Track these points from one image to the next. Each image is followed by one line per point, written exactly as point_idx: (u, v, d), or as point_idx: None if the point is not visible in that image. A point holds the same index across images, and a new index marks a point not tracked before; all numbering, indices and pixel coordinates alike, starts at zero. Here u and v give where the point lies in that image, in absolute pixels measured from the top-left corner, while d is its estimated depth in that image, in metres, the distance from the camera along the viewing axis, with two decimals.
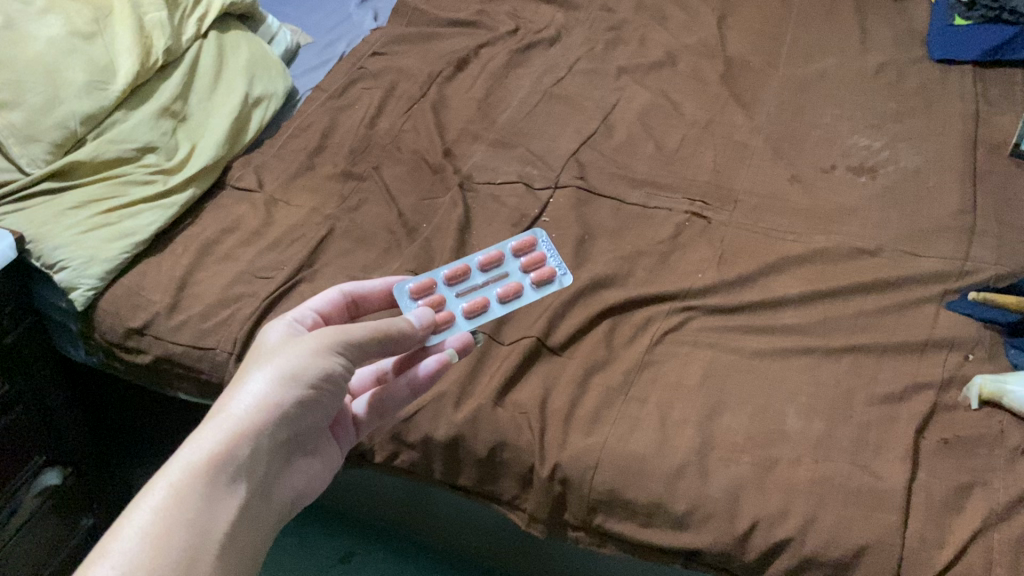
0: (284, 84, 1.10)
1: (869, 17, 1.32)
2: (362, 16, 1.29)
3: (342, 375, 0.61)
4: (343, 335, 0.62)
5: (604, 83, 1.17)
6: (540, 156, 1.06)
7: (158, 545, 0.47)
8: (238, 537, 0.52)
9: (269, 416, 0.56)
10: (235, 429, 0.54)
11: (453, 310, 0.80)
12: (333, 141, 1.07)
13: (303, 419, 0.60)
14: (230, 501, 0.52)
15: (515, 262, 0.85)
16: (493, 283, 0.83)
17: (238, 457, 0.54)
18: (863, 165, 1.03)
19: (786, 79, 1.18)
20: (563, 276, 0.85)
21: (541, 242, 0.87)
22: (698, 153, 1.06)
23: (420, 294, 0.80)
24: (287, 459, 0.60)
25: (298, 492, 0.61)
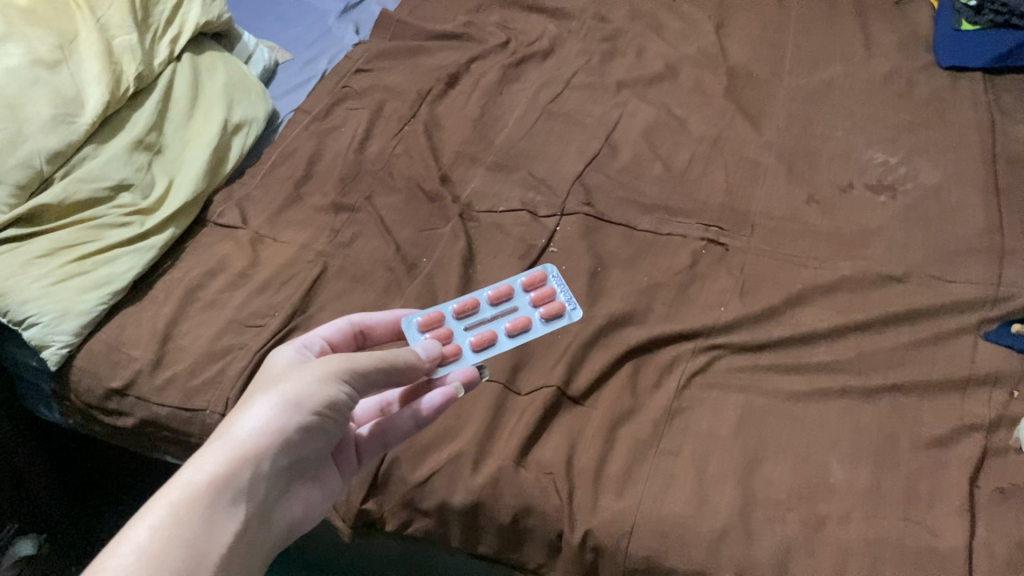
0: (265, 109, 1.03)
1: (871, 22, 1.27)
2: (343, 30, 1.21)
3: (347, 402, 0.60)
4: (351, 362, 0.61)
5: (603, 98, 1.11)
6: (543, 180, 1.00)
7: (153, 566, 0.47)
8: (234, 560, 0.52)
9: (273, 442, 0.55)
10: (237, 453, 0.54)
11: (461, 342, 0.77)
12: (320, 167, 1.00)
13: (308, 445, 0.59)
14: (228, 524, 0.52)
15: (524, 297, 0.83)
16: (502, 317, 0.80)
17: (239, 480, 0.53)
18: (882, 182, 0.99)
19: (794, 90, 1.13)
20: (572, 312, 0.82)
21: (551, 277, 0.85)
22: (709, 173, 1.00)
23: (429, 327, 0.78)
24: (291, 484, 0.59)
25: (302, 516, 0.60)
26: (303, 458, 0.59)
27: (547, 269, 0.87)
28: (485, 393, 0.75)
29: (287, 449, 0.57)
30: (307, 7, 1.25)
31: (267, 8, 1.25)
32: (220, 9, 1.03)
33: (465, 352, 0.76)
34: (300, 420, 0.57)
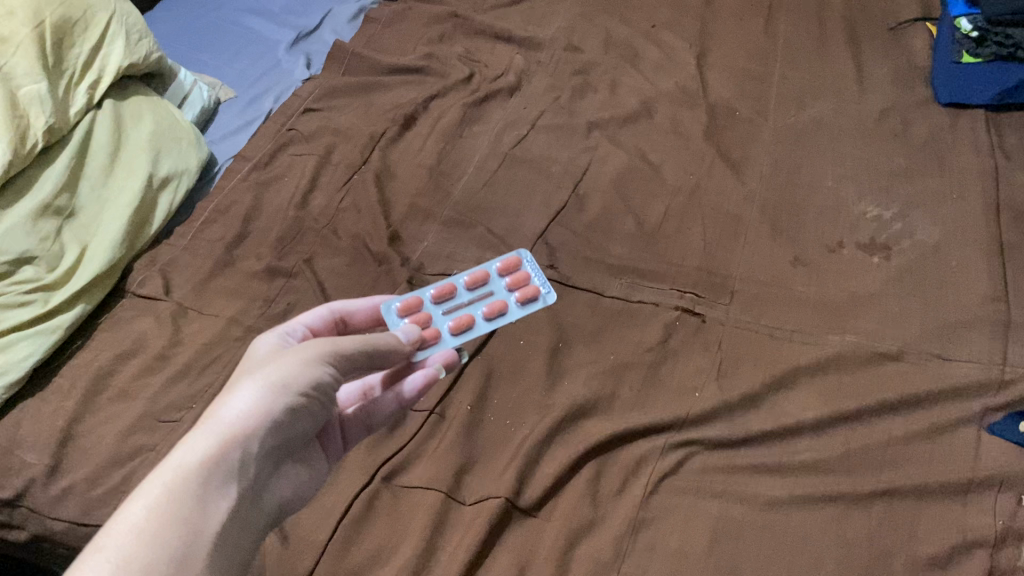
0: (198, 160, 0.93)
1: (863, 51, 1.18)
2: (293, 63, 1.12)
3: (330, 384, 0.57)
4: (332, 345, 0.58)
5: (572, 141, 1.02)
6: (503, 238, 0.91)
7: (153, 540, 0.43)
8: (234, 540, 0.48)
9: (263, 421, 0.52)
10: (229, 432, 0.50)
11: (440, 326, 0.75)
12: (257, 225, 0.91)
13: (296, 427, 0.55)
14: (224, 501, 0.48)
15: (500, 282, 0.80)
16: (479, 302, 0.78)
17: (232, 459, 0.50)
18: (875, 240, 0.90)
19: (779, 130, 1.03)
20: (548, 296, 0.79)
21: (526, 262, 0.81)
22: (686, 229, 0.91)
23: (407, 311, 0.75)
24: (279, 466, 0.56)
25: (288, 502, 0.56)
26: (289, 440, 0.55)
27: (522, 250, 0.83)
28: (425, 503, 0.67)
29: (274, 429, 0.53)
30: (255, 38, 1.16)
31: (210, 38, 1.15)
32: (148, 49, 0.93)
33: (444, 337, 0.74)
34: (286, 401, 0.53)
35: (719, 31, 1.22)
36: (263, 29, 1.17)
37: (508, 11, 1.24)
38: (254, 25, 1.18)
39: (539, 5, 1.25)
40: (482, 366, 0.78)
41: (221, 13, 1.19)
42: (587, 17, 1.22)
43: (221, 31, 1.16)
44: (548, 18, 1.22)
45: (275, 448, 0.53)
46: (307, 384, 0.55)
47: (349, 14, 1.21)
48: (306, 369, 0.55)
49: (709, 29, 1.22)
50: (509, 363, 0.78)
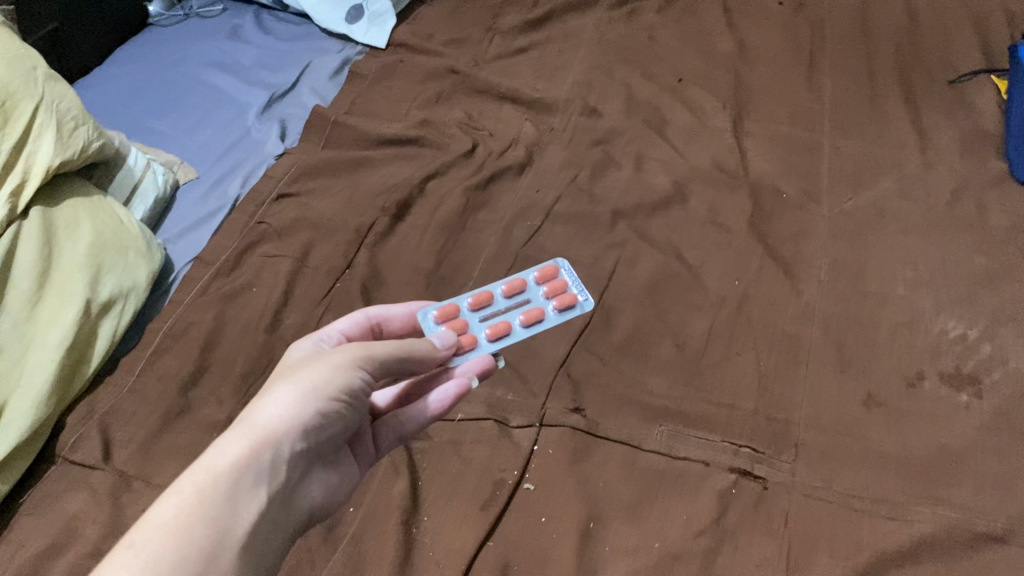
0: (148, 274, 0.77)
1: (923, 111, 1.03)
2: (266, 132, 0.96)
3: (368, 389, 0.53)
4: (369, 348, 0.54)
5: (594, 235, 0.87)
6: (515, 365, 0.75)
7: (177, 544, 0.41)
8: (263, 541, 0.46)
9: (300, 425, 0.49)
10: (262, 435, 0.47)
11: (476, 332, 0.68)
12: (220, 354, 0.75)
13: (334, 432, 0.52)
14: (254, 501, 0.45)
15: (537, 289, 0.73)
16: (516, 309, 0.70)
17: (265, 462, 0.47)
18: (962, 370, 0.75)
19: (836, 218, 0.88)
20: (585, 303, 0.72)
21: (565, 271, 0.74)
22: (736, 353, 0.76)
23: (443, 318, 0.68)
24: (317, 471, 0.52)
25: (324, 505, 0.53)
26: (325, 443, 0.52)
27: (559, 260, 0.76)
28: None
29: (310, 431, 0.50)
30: (221, 100, 1.00)
31: (168, 100, 0.99)
32: (86, 137, 0.77)
33: (480, 344, 0.67)
34: (319, 406, 0.50)
35: (755, 86, 1.07)
36: (230, 88, 1.01)
37: (514, 62, 1.09)
38: (219, 83, 1.01)
39: (549, 55, 1.10)
40: (496, 557, 0.63)
41: (182, 67, 1.03)
42: (604, 71, 1.07)
43: (181, 90, 1.00)
44: (560, 72, 1.07)
45: (313, 448, 0.50)
46: (343, 387, 0.51)
47: (331, 69, 1.05)
48: (342, 372, 0.52)
49: (744, 84, 1.07)
50: (528, 551, 0.63)
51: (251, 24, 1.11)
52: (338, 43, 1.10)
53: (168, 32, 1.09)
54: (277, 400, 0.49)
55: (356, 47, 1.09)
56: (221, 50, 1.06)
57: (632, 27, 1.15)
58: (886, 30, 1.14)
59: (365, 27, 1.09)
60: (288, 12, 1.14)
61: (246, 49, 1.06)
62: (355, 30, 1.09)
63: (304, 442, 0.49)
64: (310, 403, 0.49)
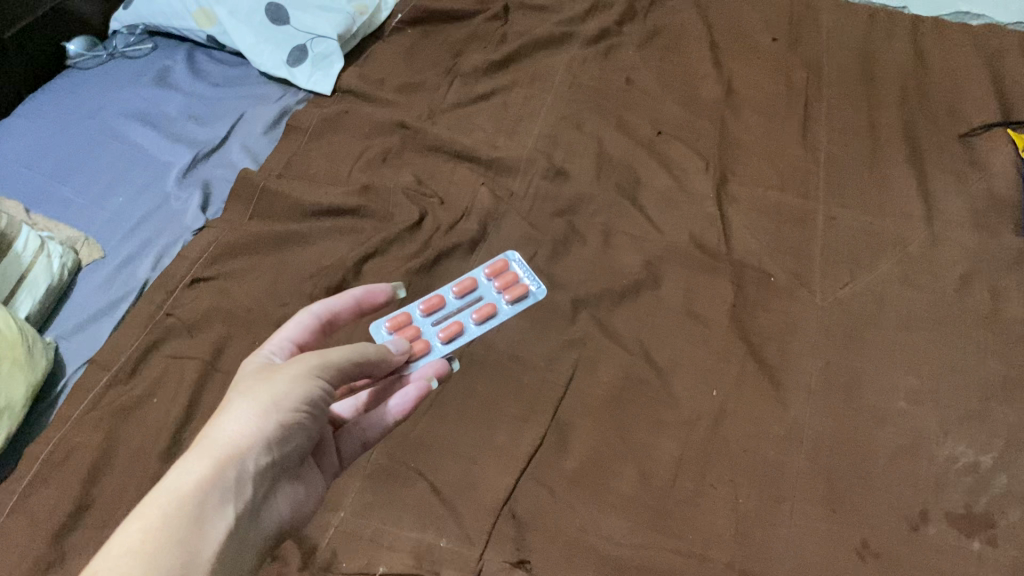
0: (24, 390, 0.67)
1: (931, 171, 0.91)
2: (186, 199, 0.85)
3: (323, 401, 0.54)
4: (322, 359, 0.54)
5: (551, 328, 0.75)
6: (450, 500, 0.64)
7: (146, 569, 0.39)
8: (232, 560, 0.45)
9: (259, 441, 0.48)
10: (221, 453, 0.47)
11: (429, 337, 0.74)
12: (105, 486, 0.64)
13: (293, 446, 0.51)
14: (221, 519, 0.44)
15: (488, 285, 0.78)
16: (468, 309, 0.76)
17: (228, 479, 0.46)
18: (973, 510, 0.64)
19: (829, 309, 0.77)
20: (537, 292, 0.78)
21: (514, 265, 0.80)
22: (710, 486, 0.65)
23: (395, 326, 0.74)
24: (279, 487, 0.52)
25: (289, 521, 0.52)
26: (287, 456, 0.52)
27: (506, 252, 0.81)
28: None
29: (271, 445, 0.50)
30: (139, 158, 0.89)
31: (79, 160, 0.88)
32: None
33: (435, 347, 0.73)
34: (277, 420, 0.50)
35: (743, 141, 0.95)
36: (151, 144, 0.90)
37: (473, 112, 0.97)
38: (139, 138, 0.91)
39: (513, 102, 0.98)
40: None
41: (98, 120, 0.93)
42: (573, 121, 0.96)
43: (95, 148, 0.90)
44: (523, 123, 0.96)
45: (276, 462, 0.50)
46: (302, 401, 0.52)
47: (267, 121, 0.94)
48: (296, 385, 0.52)
49: (730, 136, 0.95)
50: None
51: (181, 66, 1.00)
52: (278, 87, 1.00)
53: (89, 78, 0.99)
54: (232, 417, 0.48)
55: (298, 93, 0.99)
56: (145, 99, 0.96)
57: (607, 66, 1.03)
58: (890, 73, 1.02)
59: (308, 70, 0.98)
60: (224, 51, 1.04)
61: (173, 97, 0.96)
62: (297, 73, 0.98)
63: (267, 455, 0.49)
64: (271, 419, 0.50)
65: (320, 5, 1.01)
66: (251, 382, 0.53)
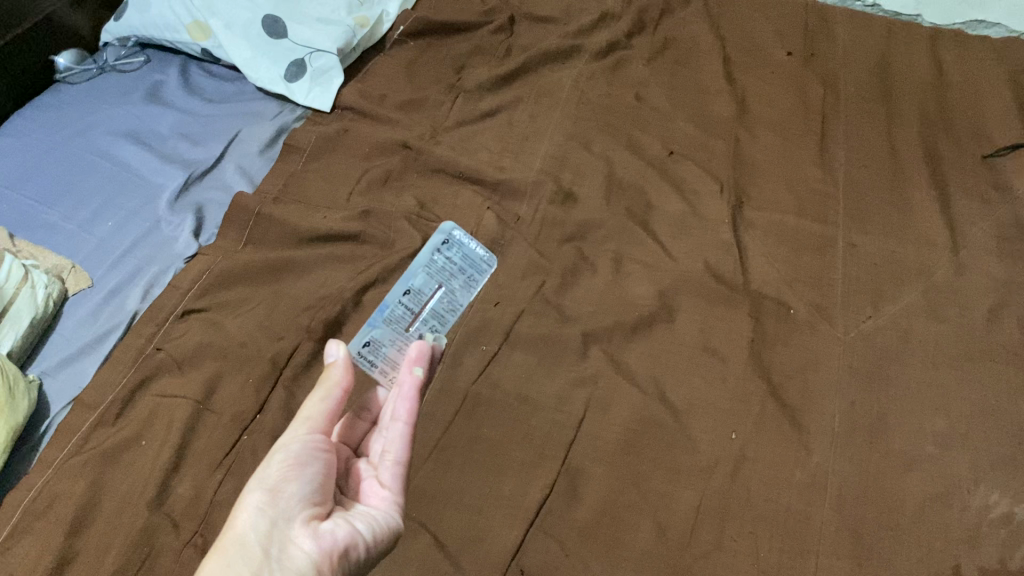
0: (6, 433, 0.63)
1: (962, 184, 0.85)
2: (177, 225, 0.82)
3: (318, 449, 0.56)
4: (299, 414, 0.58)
5: (560, 365, 0.72)
6: (455, 555, 0.61)
7: None
8: None
9: (255, 512, 0.51)
10: (224, 543, 0.50)
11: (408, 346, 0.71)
12: (90, 538, 0.61)
13: (305, 496, 0.54)
14: None
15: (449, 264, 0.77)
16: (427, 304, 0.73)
17: (235, 559, 0.49)
18: (1009, 565, 0.59)
19: (853, 345, 0.72)
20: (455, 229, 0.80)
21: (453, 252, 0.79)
22: (730, 538, 0.61)
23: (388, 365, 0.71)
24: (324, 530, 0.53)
25: (351, 549, 0.53)
26: (304, 511, 0.53)
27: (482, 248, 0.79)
28: None
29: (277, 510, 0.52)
30: (128, 180, 0.86)
31: (67, 182, 0.86)
32: None
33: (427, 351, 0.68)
34: (267, 488, 0.53)
35: (757, 160, 0.89)
36: (141, 164, 0.87)
37: (478, 130, 0.94)
38: (129, 158, 0.88)
39: (519, 120, 0.95)
40: None
41: (87, 139, 0.90)
42: (582, 140, 0.92)
43: (82, 169, 0.87)
44: (530, 142, 0.92)
45: (291, 517, 0.52)
46: (286, 462, 0.54)
47: (261, 141, 0.91)
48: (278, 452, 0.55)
49: (746, 153, 0.90)
50: None
51: (174, 81, 0.97)
52: (275, 103, 0.96)
53: (78, 92, 0.96)
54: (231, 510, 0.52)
55: (296, 109, 0.96)
56: (135, 115, 0.92)
57: (617, 80, 0.99)
58: (914, 80, 0.96)
59: (306, 85, 0.94)
60: (219, 65, 1.00)
61: (166, 114, 0.93)
62: (295, 89, 0.94)
63: (272, 518, 0.51)
64: (257, 490, 0.53)
65: (318, 17, 0.98)
66: None
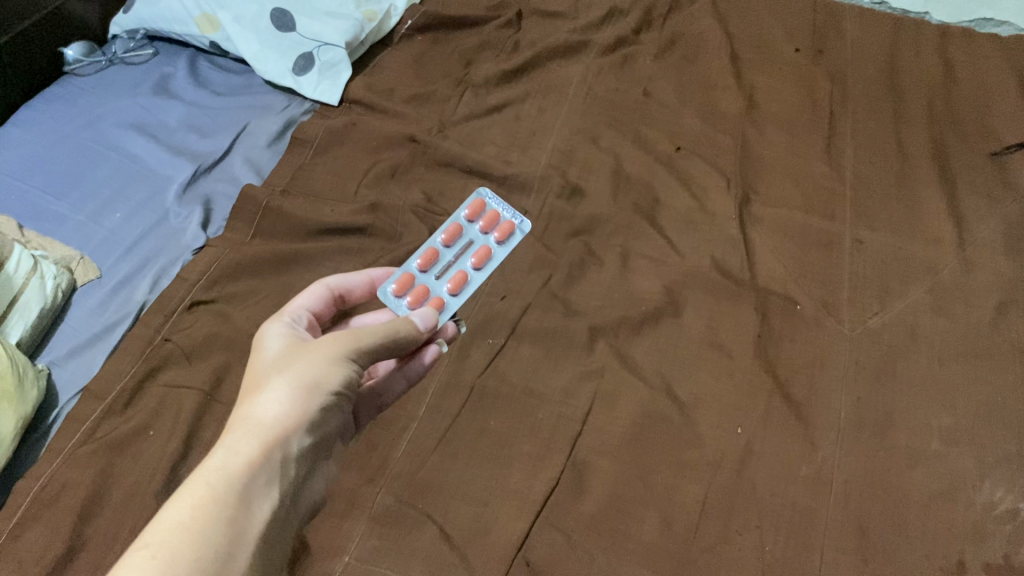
0: (14, 422, 0.64)
1: (970, 181, 0.85)
2: (186, 217, 0.82)
3: (356, 382, 0.55)
4: (353, 342, 0.54)
5: (567, 359, 0.72)
6: (461, 546, 0.61)
7: (198, 543, 0.41)
8: (274, 537, 0.47)
9: (299, 425, 0.50)
10: (267, 436, 0.48)
11: (438, 294, 0.67)
12: (98, 527, 0.61)
13: (329, 425, 0.53)
14: (268, 500, 0.46)
15: (474, 228, 0.71)
16: (464, 256, 0.69)
17: (274, 461, 0.48)
18: (1013, 561, 0.59)
19: (860, 341, 0.72)
20: (525, 226, 0.70)
21: (492, 201, 0.72)
22: (735, 533, 0.61)
23: (403, 291, 0.67)
24: (316, 463, 0.53)
25: (319, 498, 0.54)
26: (320, 441, 0.53)
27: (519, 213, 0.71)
28: None
29: (271, 462, 0.48)
30: (137, 172, 0.86)
31: (75, 173, 0.86)
32: None
33: (446, 304, 0.66)
34: (320, 403, 0.51)
35: (764, 157, 0.89)
36: (150, 156, 0.88)
37: (486, 125, 0.94)
38: (137, 150, 0.88)
39: (527, 115, 0.95)
40: None
41: (96, 131, 0.90)
42: (589, 135, 0.92)
43: (91, 160, 0.87)
44: (537, 137, 0.92)
45: (311, 441, 0.51)
46: (340, 388, 0.53)
47: (269, 134, 0.91)
48: (337, 366, 0.53)
49: (753, 148, 0.90)
50: None
51: (183, 73, 0.97)
52: (284, 96, 0.96)
53: (87, 84, 0.96)
54: (274, 398, 0.50)
55: (304, 103, 0.96)
56: (144, 108, 0.93)
57: (624, 75, 0.99)
58: (923, 76, 0.96)
59: (315, 79, 0.95)
60: (228, 58, 1.00)
61: (174, 106, 0.93)
62: (303, 83, 0.94)
63: (307, 437, 0.51)
64: (309, 398, 0.51)
65: (328, 12, 0.98)
66: (280, 360, 0.53)
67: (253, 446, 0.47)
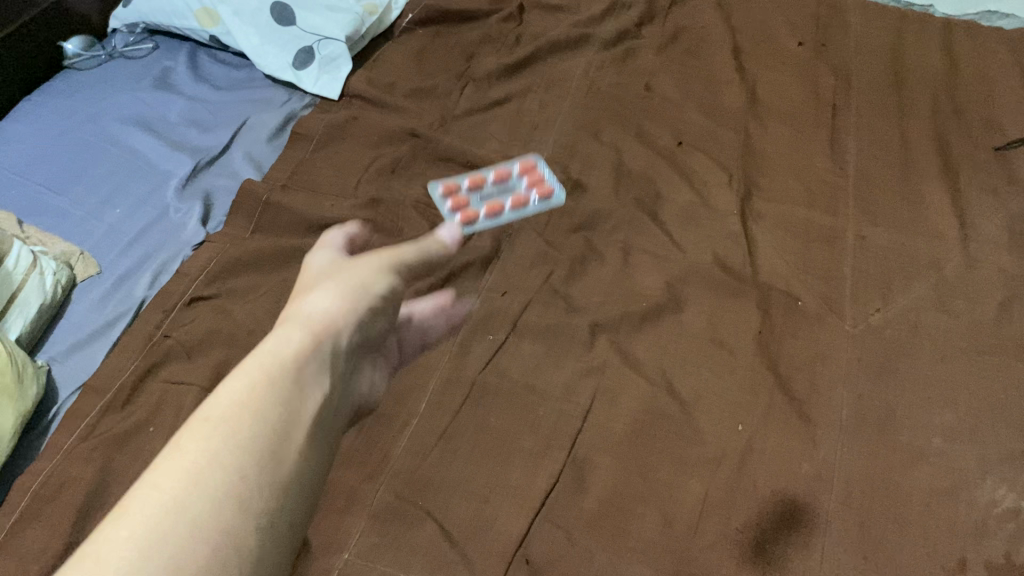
0: (13, 419, 0.63)
1: (974, 176, 0.84)
2: (186, 212, 0.82)
3: (399, 295, 0.55)
4: (393, 256, 0.55)
5: (568, 355, 0.72)
6: (461, 542, 0.61)
7: (253, 416, 0.41)
8: (329, 426, 0.45)
9: (348, 320, 0.49)
10: (316, 327, 0.47)
11: (471, 209, 0.81)
12: (97, 524, 0.61)
13: (375, 330, 0.52)
14: (321, 388, 0.45)
15: (518, 180, 0.85)
16: (505, 194, 0.83)
17: (325, 352, 0.47)
18: (1015, 560, 0.59)
19: (861, 338, 0.72)
20: (559, 197, 0.84)
21: (542, 168, 0.86)
22: (737, 530, 0.61)
23: (446, 195, 0.82)
24: (362, 370, 0.53)
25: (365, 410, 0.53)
26: (366, 345, 0.52)
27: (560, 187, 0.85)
28: None
29: (322, 352, 0.47)
30: (137, 167, 0.86)
31: (76, 168, 0.86)
32: None
33: (476, 221, 0.80)
34: (365, 304, 0.51)
35: (767, 151, 0.89)
36: (150, 151, 0.87)
37: (487, 119, 0.94)
38: (138, 145, 0.88)
39: (528, 109, 0.94)
40: None
41: (96, 126, 0.90)
42: (591, 130, 0.91)
43: (91, 156, 0.87)
44: (539, 132, 0.92)
45: (358, 342, 0.51)
46: (385, 292, 0.52)
47: (270, 129, 0.91)
48: (378, 275, 0.53)
49: (756, 143, 0.90)
50: None
51: (183, 68, 0.97)
52: (284, 91, 0.96)
53: (87, 78, 0.96)
54: (320, 298, 0.50)
55: (305, 97, 0.95)
56: (144, 102, 0.92)
57: (626, 69, 0.99)
58: (928, 70, 0.95)
59: (314, 73, 0.94)
60: (228, 52, 1.00)
61: (175, 101, 0.93)
62: (304, 77, 0.94)
63: (356, 334, 0.50)
64: (356, 297, 0.50)
65: (328, 6, 0.98)
66: (324, 273, 0.53)
67: (303, 337, 0.47)
